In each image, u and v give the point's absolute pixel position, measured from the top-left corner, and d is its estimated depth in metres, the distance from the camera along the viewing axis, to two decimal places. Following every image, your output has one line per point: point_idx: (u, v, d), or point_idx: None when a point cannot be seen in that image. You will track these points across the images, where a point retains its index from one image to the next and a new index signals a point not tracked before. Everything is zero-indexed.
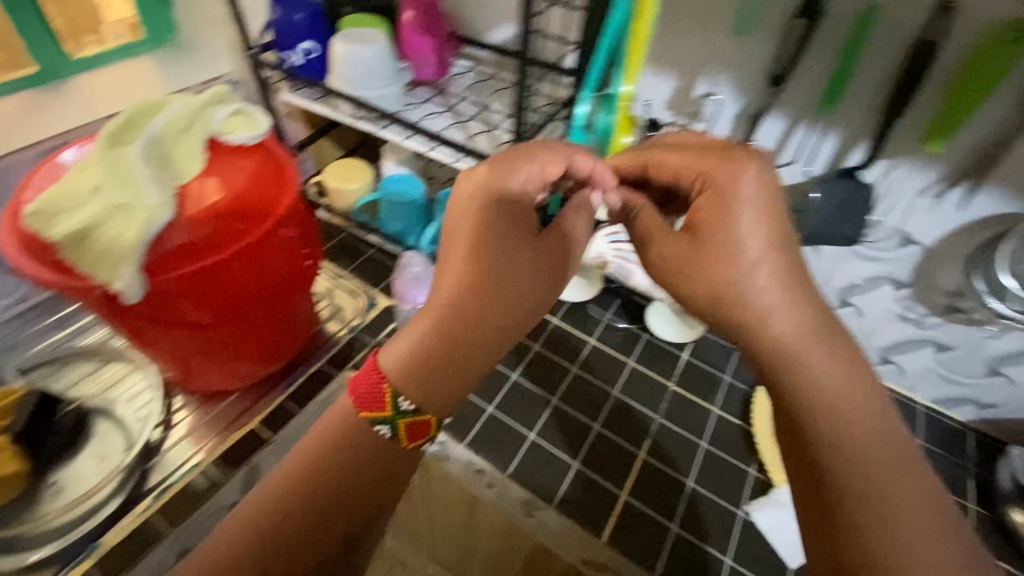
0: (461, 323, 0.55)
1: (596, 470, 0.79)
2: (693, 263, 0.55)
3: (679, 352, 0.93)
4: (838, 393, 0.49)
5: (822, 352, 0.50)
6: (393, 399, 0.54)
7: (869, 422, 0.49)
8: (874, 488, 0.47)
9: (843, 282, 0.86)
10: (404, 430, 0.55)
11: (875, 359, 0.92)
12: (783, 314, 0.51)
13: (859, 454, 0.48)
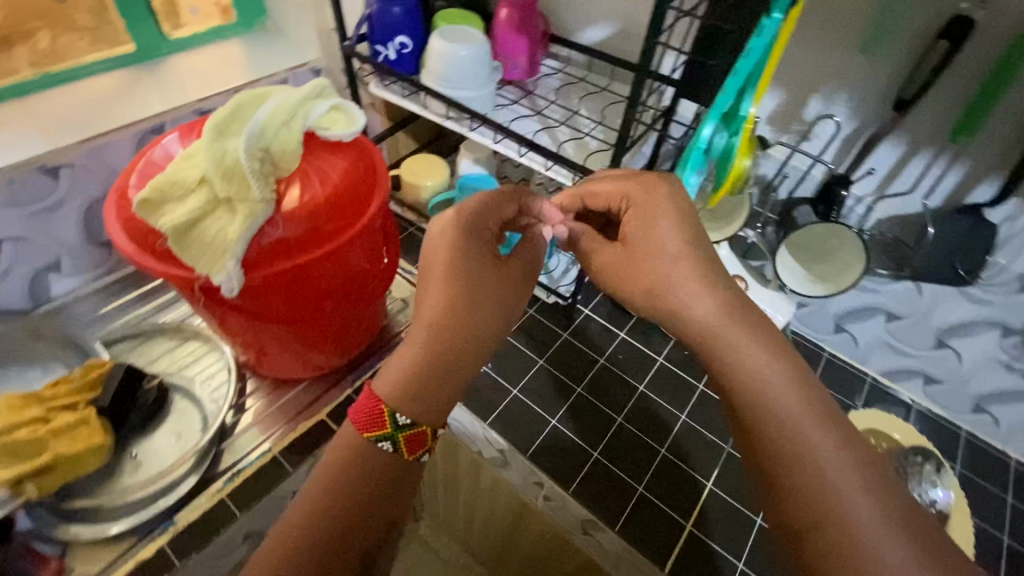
0: (433, 333, 0.51)
1: (660, 498, 0.75)
2: (655, 278, 0.52)
3: None
4: (800, 428, 0.43)
5: (781, 379, 0.45)
6: (388, 413, 0.50)
7: (843, 461, 0.42)
8: (858, 542, 0.39)
9: (942, 323, 0.80)
10: (407, 443, 0.51)
11: (966, 407, 0.84)
12: (744, 344, 0.47)
13: (830, 504, 0.41)
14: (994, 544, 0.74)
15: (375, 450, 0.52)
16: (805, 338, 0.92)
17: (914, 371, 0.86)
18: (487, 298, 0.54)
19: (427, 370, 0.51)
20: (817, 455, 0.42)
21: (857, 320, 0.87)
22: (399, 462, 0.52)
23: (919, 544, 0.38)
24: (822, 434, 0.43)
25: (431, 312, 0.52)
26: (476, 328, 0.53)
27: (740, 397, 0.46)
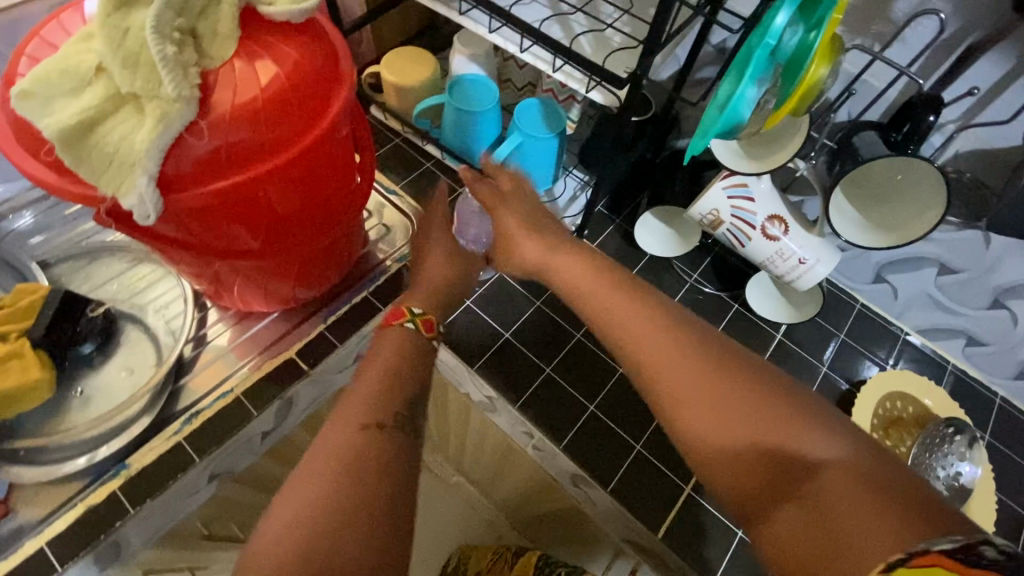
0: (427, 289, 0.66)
1: (659, 456, 0.69)
2: (523, 236, 0.63)
3: (773, 331, 0.76)
4: (673, 358, 0.48)
5: (645, 315, 0.51)
6: (409, 309, 0.61)
7: (713, 369, 0.47)
8: (751, 430, 0.44)
9: (1004, 280, 0.71)
10: (424, 324, 0.61)
11: (1009, 372, 0.76)
12: (614, 302, 0.54)
13: (722, 414, 0.45)
14: (1015, 519, 0.69)
15: (400, 335, 0.59)
16: (840, 287, 0.80)
17: (956, 331, 0.77)
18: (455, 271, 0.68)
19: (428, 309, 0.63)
20: (690, 373, 0.47)
21: (901, 271, 0.78)
22: (421, 347, 0.60)
23: (787, 406, 0.44)
24: (682, 351, 0.48)
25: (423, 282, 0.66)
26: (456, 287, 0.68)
27: (623, 348, 0.51)
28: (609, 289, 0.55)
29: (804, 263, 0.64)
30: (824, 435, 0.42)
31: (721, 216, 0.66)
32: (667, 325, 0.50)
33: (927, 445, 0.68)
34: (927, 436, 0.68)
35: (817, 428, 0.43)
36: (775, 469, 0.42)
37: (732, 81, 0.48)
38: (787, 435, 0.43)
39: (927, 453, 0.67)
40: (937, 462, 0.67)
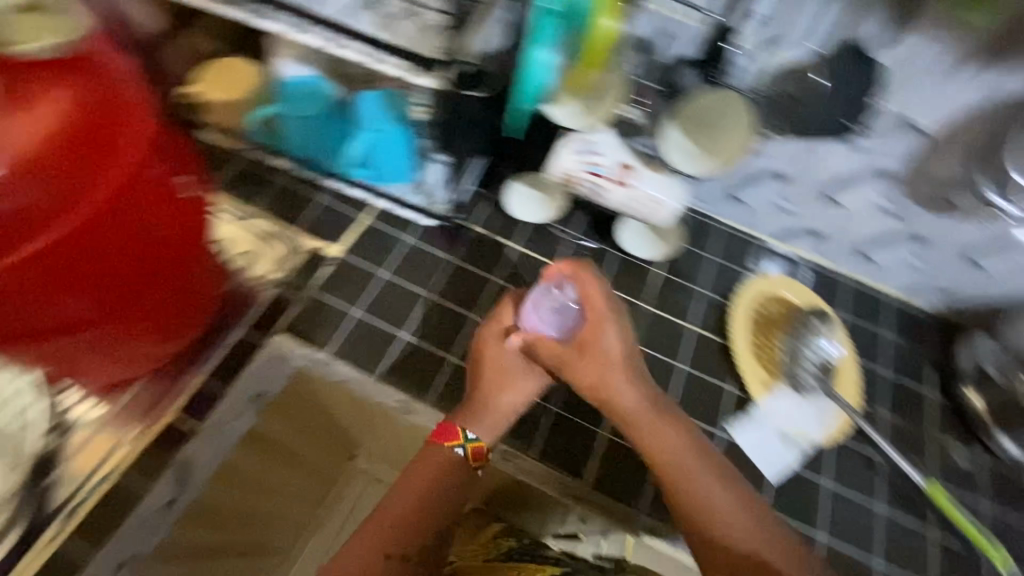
0: (477, 413, 0.62)
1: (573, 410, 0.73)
2: (613, 380, 0.58)
3: (651, 268, 0.83)
4: (658, 423, 0.58)
5: (647, 392, 0.59)
6: (461, 428, 0.61)
7: (687, 442, 0.57)
8: (696, 482, 0.55)
9: (830, 176, 0.76)
10: (473, 450, 0.61)
11: (851, 256, 0.85)
12: (632, 402, 0.58)
13: (682, 467, 0.56)
14: (874, 379, 0.80)
15: (450, 463, 0.60)
16: (701, 213, 0.89)
17: (804, 230, 0.85)
18: (518, 389, 0.63)
19: (479, 426, 0.62)
20: (666, 435, 0.57)
21: (749, 188, 0.83)
22: (467, 473, 0.61)
23: (733, 484, 0.56)
24: (670, 421, 0.58)
25: (485, 399, 0.62)
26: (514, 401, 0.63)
27: (664, 473, 0.56)
28: (630, 374, 0.59)
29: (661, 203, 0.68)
30: (747, 511, 0.54)
31: (575, 176, 0.68)
32: (660, 402, 0.59)
33: (800, 338, 0.76)
34: (798, 326, 0.77)
35: (789, 552, 0.52)
36: (698, 517, 0.54)
37: (525, 50, 0.56)
38: (719, 498, 0.54)
39: (804, 344, 0.76)
40: (813, 351, 0.76)
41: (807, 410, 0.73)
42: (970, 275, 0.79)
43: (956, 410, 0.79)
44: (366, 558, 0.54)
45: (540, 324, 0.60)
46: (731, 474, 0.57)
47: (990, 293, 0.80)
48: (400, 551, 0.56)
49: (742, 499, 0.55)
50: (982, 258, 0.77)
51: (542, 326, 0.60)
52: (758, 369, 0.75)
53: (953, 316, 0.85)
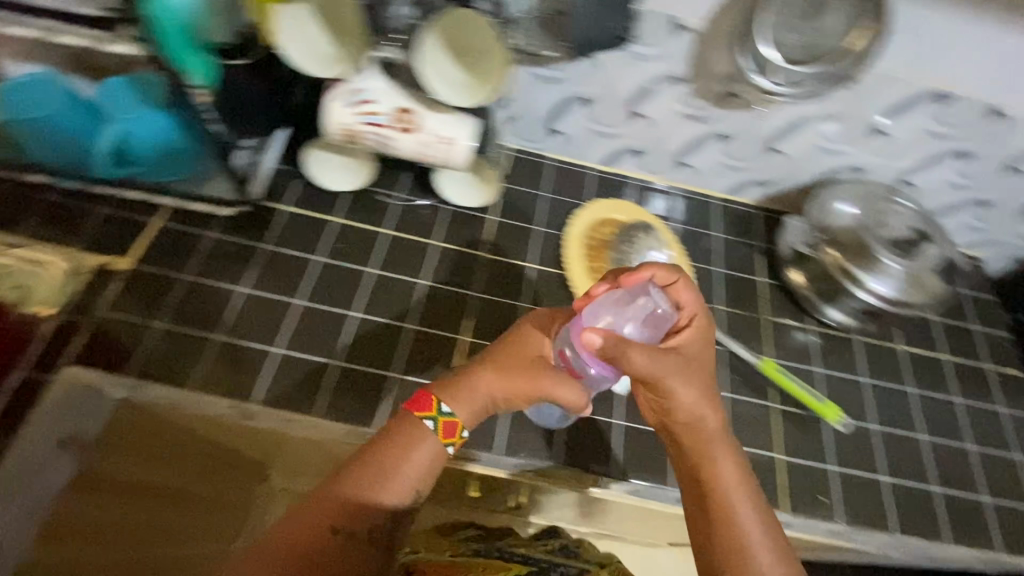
0: (467, 392, 0.55)
1: (418, 373, 0.69)
2: (685, 401, 0.53)
3: (484, 215, 0.82)
4: (709, 446, 0.54)
5: (715, 401, 0.55)
6: (437, 401, 0.54)
7: (738, 476, 0.53)
8: (742, 526, 0.51)
9: (629, 90, 0.77)
10: (445, 428, 0.54)
11: (671, 166, 0.87)
12: (692, 398, 0.54)
13: (727, 501, 0.52)
14: (708, 278, 0.83)
15: (425, 438, 0.53)
16: (527, 152, 0.89)
17: (623, 149, 0.86)
18: (515, 388, 0.56)
19: (461, 409, 0.55)
20: (716, 453, 0.54)
21: (561, 118, 0.83)
22: (439, 456, 0.54)
23: (781, 550, 0.50)
24: (729, 455, 0.54)
25: (482, 387, 0.56)
26: (511, 399, 0.56)
27: (710, 491, 0.53)
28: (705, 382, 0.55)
29: (449, 141, 0.63)
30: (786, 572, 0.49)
31: (357, 129, 0.63)
32: (722, 422, 0.55)
33: (627, 260, 0.78)
34: (624, 246, 0.79)
35: None
36: (722, 552, 0.50)
37: None
38: (760, 549, 0.50)
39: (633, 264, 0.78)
40: (645, 268, 0.77)
41: None
42: (775, 161, 0.83)
43: (786, 291, 0.83)
44: (309, 532, 0.48)
45: (607, 330, 0.52)
46: (782, 539, 0.51)
47: (797, 178, 0.86)
48: (350, 530, 0.50)
49: (786, 564, 0.50)
50: (778, 144, 0.81)
51: (612, 331, 0.52)
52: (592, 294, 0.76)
53: (775, 207, 0.90)
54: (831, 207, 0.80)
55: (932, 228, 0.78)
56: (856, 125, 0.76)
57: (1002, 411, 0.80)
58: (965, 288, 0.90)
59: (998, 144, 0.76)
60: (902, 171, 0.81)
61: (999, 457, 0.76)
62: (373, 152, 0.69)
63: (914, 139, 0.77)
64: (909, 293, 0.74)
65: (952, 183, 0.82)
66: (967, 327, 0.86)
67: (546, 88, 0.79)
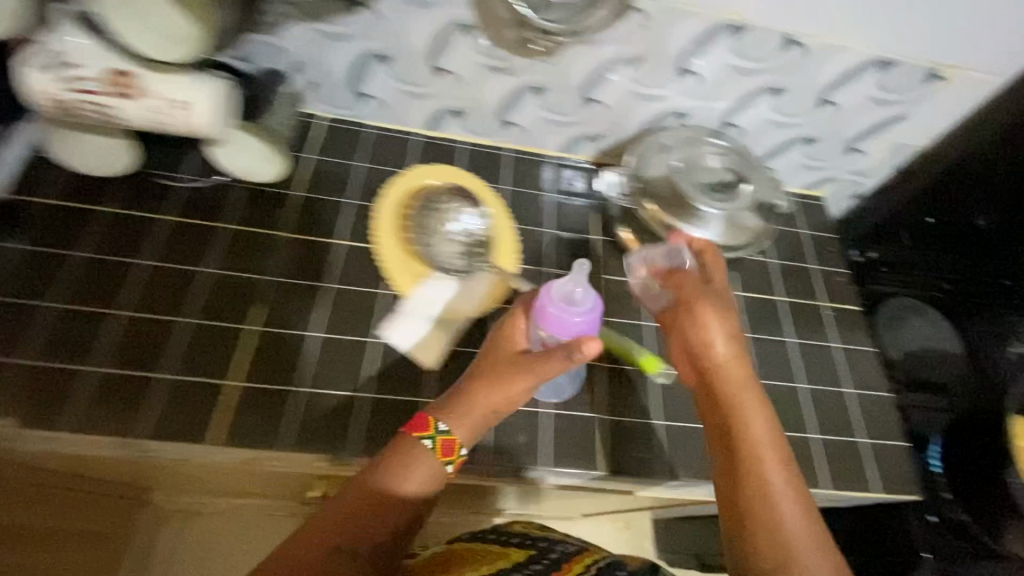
0: (467, 404, 0.57)
1: (192, 370, 0.62)
2: (721, 357, 0.59)
3: (289, 190, 0.76)
4: (742, 401, 0.56)
5: (743, 366, 0.58)
6: (435, 420, 0.56)
7: (769, 435, 0.55)
8: (772, 480, 0.52)
9: (422, 43, 0.71)
10: (444, 444, 0.55)
11: (496, 125, 0.83)
12: (726, 355, 0.59)
13: (760, 458, 0.53)
14: (536, 239, 0.80)
15: (422, 455, 0.54)
16: (344, 120, 0.83)
17: (442, 110, 0.80)
18: (504, 386, 0.57)
19: (457, 425, 0.56)
20: (747, 415, 0.56)
21: (364, 80, 0.76)
22: (436, 474, 0.54)
23: (805, 504, 0.52)
24: (762, 412, 0.56)
25: (479, 397, 0.57)
26: (513, 399, 0.58)
27: (738, 430, 0.55)
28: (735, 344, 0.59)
29: (184, 107, 0.57)
30: (813, 531, 0.50)
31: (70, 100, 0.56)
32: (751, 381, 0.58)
33: (432, 227, 0.72)
34: (428, 210, 0.73)
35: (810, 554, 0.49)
36: (761, 509, 0.51)
37: None
38: (784, 505, 0.51)
39: (440, 231, 0.72)
40: (455, 233, 0.72)
41: (459, 289, 0.70)
42: (595, 112, 0.80)
43: (618, 247, 0.81)
44: (311, 553, 0.47)
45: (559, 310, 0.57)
46: (806, 494, 0.53)
47: (624, 129, 0.82)
48: (353, 548, 0.49)
49: (809, 519, 0.51)
50: (593, 93, 0.76)
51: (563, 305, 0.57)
52: (402, 266, 0.71)
53: (610, 161, 0.87)
54: (650, 156, 0.76)
55: (745, 168, 0.76)
56: (661, 65, 0.72)
57: (836, 347, 0.80)
58: (806, 228, 0.90)
59: (809, 75, 0.72)
60: (723, 113, 0.79)
61: (826, 391, 0.76)
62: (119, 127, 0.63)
63: (724, 76, 0.73)
64: (727, 238, 0.74)
65: (774, 121, 0.80)
66: (805, 266, 0.86)
67: (335, 48, 0.72)
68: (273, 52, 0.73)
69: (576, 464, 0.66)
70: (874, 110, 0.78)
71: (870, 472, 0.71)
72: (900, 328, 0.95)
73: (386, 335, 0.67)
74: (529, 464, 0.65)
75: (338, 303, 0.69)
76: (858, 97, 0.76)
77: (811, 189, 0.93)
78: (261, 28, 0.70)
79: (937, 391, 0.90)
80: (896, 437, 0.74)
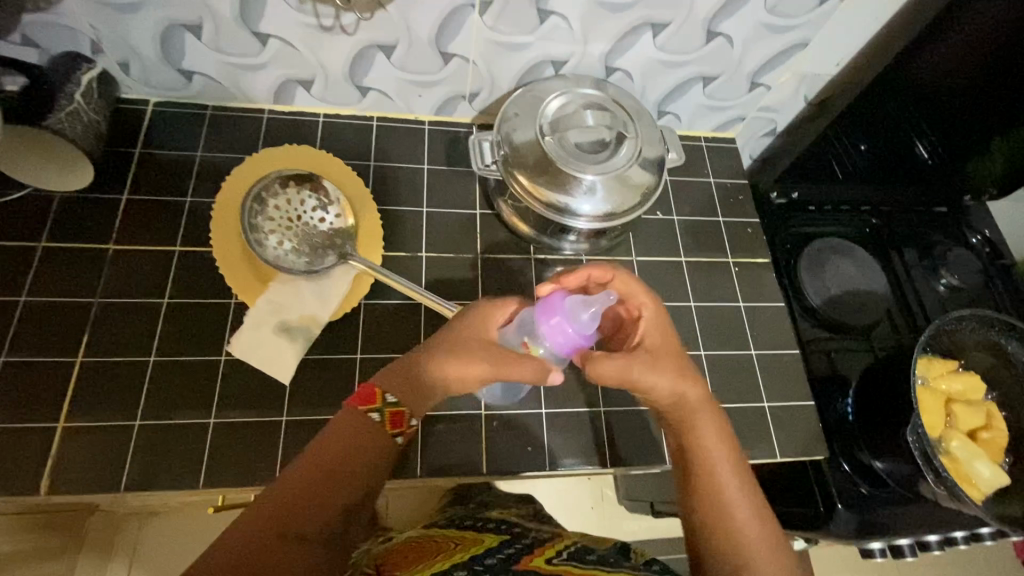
0: (412, 377, 0.47)
1: (9, 416, 0.56)
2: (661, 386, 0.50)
3: (116, 193, 0.67)
4: (694, 415, 0.50)
5: (697, 378, 0.51)
6: (382, 391, 0.45)
7: (723, 444, 0.49)
8: (725, 501, 0.46)
9: (228, 5, 0.60)
10: (392, 416, 0.44)
11: (352, 93, 0.72)
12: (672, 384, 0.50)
13: (710, 471, 0.47)
14: (410, 221, 0.72)
15: (367, 430, 0.43)
16: (178, 102, 0.72)
17: (284, 81, 0.70)
18: (469, 364, 0.48)
19: (408, 398, 0.46)
20: (699, 427, 0.49)
21: (181, 55, 0.66)
22: (384, 447, 0.43)
23: (767, 518, 0.46)
24: (714, 425, 0.50)
25: (429, 365, 0.48)
26: (460, 379, 0.48)
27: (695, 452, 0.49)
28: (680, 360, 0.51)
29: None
30: (767, 544, 0.45)
31: None
32: (706, 395, 0.50)
33: (273, 222, 0.66)
34: (265, 204, 0.65)
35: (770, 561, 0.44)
36: (710, 530, 0.46)
37: None
38: (745, 518, 0.46)
39: (283, 226, 0.66)
40: (299, 227, 0.66)
41: (313, 288, 0.64)
42: (459, 69, 0.70)
43: (503, 221, 0.73)
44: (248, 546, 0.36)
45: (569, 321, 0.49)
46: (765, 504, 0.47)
47: (497, 84, 0.73)
48: (302, 534, 0.38)
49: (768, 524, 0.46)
50: (448, 47, 0.66)
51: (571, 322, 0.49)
52: (246, 270, 0.64)
53: (492, 120, 0.78)
54: (519, 116, 0.66)
55: (624, 123, 0.67)
56: (517, 7, 0.62)
57: (743, 306, 0.75)
58: (715, 175, 0.82)
59: (687, 5, 0.64)
60: (601, 56, 0.70)
61: (730, 355, 0.72)
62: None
63: (591, 14, 0.64)
64: (614, 201, 0.65)
65: (661, 61, 0.71)
66: (712, 219, 0.79)
67: (132, 20, 0.61)
68: (61, 33, 0.62)
69: (455, 463, 0.62)
70: (769, 39, 0.70)
71: (774, 437, 0.68)
72: (822, 271, 0.87)
73: (231, 350, 0.61)
74: (404, 469, 0.61)
75: (179, 318, 0.62)
76: (749, 25, 0.68)
77: (721, 131, 0.85)
78: (33, 6, 0.59)
79: (855, 335, 0.85)
80: (803, 397, 0.71)
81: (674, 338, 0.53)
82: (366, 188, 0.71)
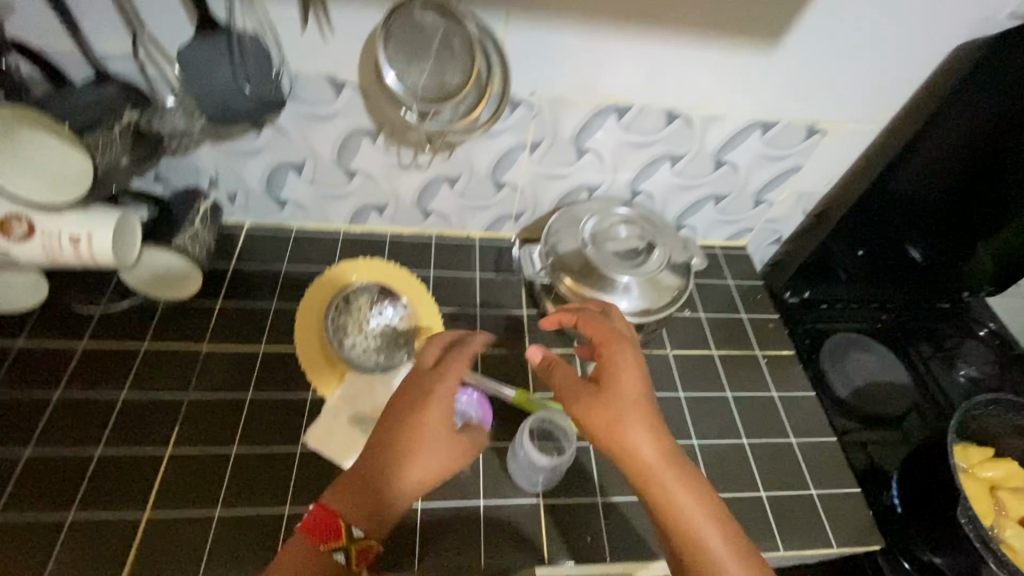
0: (375, 492, 0.54)
1: (100, 506, 0.59)
2: (628, 439, 0.51)
3: (213, 301, 0.76)
4: (661, 477, 0.51)
5: (658, 436, 0.52)
6: (345, 526, 0.52)
7: (693, 499, 0.51)
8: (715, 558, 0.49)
9: (327, 150, 0.74)
10: (359, 551, 0.52)
11: (417, 216, 0.85)
12: (641, 441, 0.52)
13: (685, 526, 0.50)
14: (465, 321, 0.80)
15: (326, 564, 0.51)
16: (269, 225, 0.85)
17: (361, 207, 0.83)
18: (427, 463, 0.55)
19: (372, 525, 0.53)
20: (668, 486, 0.51)
21: (282, 189, 0.80)
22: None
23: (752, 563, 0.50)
24: (678, 476, 0.51)
25: (392, 476, 0.54)
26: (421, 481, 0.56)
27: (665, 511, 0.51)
28: (646, 423, 0.53)
29: (80, 239, 0.61)
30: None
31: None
32: (670, 455, 0.52)
33: (349, 327, 0.74)
34: (342, 311, 0.75)
35: None
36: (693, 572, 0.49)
37: None
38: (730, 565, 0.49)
39: (356, 331, 0.74)
40: (369, 332, 0.74)
41: (383, 383, 0.71)
42: (508, 195, 0.83)
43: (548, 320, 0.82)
44: None
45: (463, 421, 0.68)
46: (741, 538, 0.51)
47: (540, 206, 0.85)
48: None
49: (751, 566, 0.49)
50: (501, 177, 0.80)
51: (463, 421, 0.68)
52: (324, 369, 0.71)
53: (533, 235, 0.90)
54: (563, 229, 0.78)
55: (652, 234, 0.79)
56: (559, 147, 0.77)
57: (776, 395, 0.80)
58: (733, 278, 0.92)
59: (699, 141, 0.78)
60: (629, 181, 0.83)
61: (771, 444, 0.75)
62: (26, 266, 0.65)
63: (620, 150, 0.78)
64: (650, 300, 0.73)
65: (679, 184, 0.84)
66: (736, 316, 0.87)
67: (249, 164, 0.75)
68: (186, 172, 0.76)
69: (514, 554, 0.63)
70: (768, 166, 0.84)
71: (827, 526, 0.69)
72: (844, 364, 0.92)
73: (309, 442, 0.65)
74: (464, 562, 0.62)
75: (262, 412, 0.67)
76: (750, 155, 0.82)
77: (733, 240, 0.97)
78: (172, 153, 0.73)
79: (886, 427, 0.87)
80: (848, 485, 0.73)
81: (635, 382, 0.54)
82: (426, 292, 0.81)
